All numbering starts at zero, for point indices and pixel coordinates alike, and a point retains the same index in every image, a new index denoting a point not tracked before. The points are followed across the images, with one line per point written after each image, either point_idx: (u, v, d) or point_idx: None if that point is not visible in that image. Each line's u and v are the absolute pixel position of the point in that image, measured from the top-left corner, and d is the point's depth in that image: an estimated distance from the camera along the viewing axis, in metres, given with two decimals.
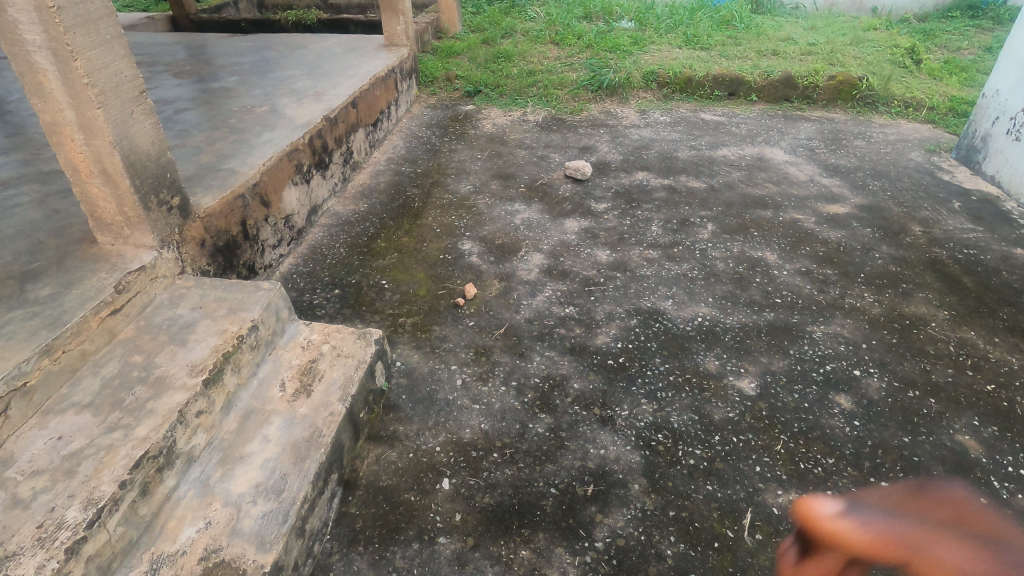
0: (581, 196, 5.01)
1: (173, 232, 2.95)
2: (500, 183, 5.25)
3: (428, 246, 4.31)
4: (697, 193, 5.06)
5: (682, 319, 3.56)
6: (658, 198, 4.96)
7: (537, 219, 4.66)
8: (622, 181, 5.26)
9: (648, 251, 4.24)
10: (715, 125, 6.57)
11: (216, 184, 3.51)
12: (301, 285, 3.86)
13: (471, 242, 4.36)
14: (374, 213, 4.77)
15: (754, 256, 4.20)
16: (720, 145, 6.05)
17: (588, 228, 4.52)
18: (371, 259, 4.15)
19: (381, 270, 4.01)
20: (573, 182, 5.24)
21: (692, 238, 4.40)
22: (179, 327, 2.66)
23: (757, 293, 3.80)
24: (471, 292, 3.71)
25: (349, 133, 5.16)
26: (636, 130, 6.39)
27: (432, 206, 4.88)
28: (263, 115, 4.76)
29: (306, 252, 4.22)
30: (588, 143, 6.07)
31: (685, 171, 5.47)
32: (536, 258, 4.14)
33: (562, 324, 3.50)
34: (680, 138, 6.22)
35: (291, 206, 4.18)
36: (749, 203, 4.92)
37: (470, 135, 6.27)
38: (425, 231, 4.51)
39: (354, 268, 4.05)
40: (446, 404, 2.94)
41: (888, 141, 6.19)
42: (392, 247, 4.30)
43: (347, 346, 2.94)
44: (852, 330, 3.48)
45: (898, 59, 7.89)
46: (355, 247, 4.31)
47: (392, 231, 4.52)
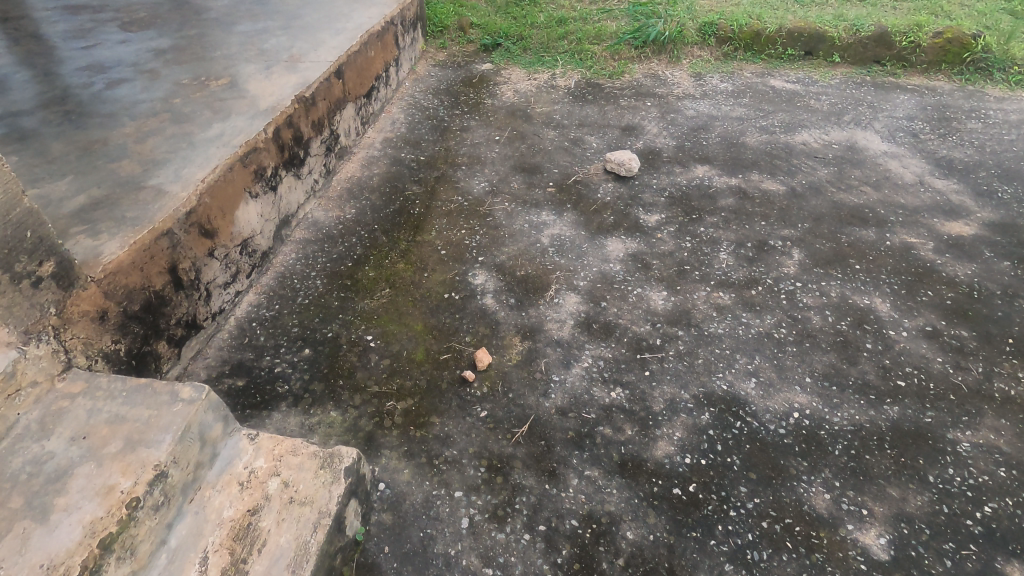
0: (626, 202, 3.93)
1: (46, 314, 2.00)
2: (523, 179, 4.16)
3: (430, 278, 3.33)
4: (775, 201, 3.95)
5: (771, 413, 2.60)
6: (726, 208, 3.87)
7: (570, 237, 3.62)
8: (678, 178, 4.15)
9: (717, 292, 3.22)
10: (789, 96, 5.30)
11: (131, 216, 2.51)
12: (261, 339, 2.94)
13: (485, 272, 3.36)
14: (363, 223, 3.76)
15: (860, 304, 3.16)
16: (799, 126, 4.84)
17: (637, 254, 3.49)
18: (355, 297, 3.19)
19: (367, 318, 3.07)
20: (615, 180, 4.14)
21: (774, 274, 3.36)
22: (43, 479, 1.76)
23: (870, 371, 2.80)
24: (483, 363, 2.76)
25: (333, 113, 4.07)
26: (691, 103, 5.17)
27: (437, 213, 3.85)
28: (220, 91, 3.65)
29: (273, 284, 3.26)
30: (631, 120, 4.89)
31: (757, 165, 4.31)
32: (570, 302, 3.16)
33: (607, 419, 2.57)
34: (747, 114, 4.99)
35: (252, 225, 3.19)
36: (844, 217, 3.82)
37: (485, 107, 5.10)
38: (427, 253, 3.52)
39: (334, 312, 3.10)
40: (446, 566, 2.08)
41: (1012, 123, 4.91)
42: (384, 278, 3.33)
43: (305, 483, 2.05)
44: (1012, 441, 2.50)
45: (1017, 6, 6.37)
46: (335, 277, 3.33)
47: (384, 251, 3.53)
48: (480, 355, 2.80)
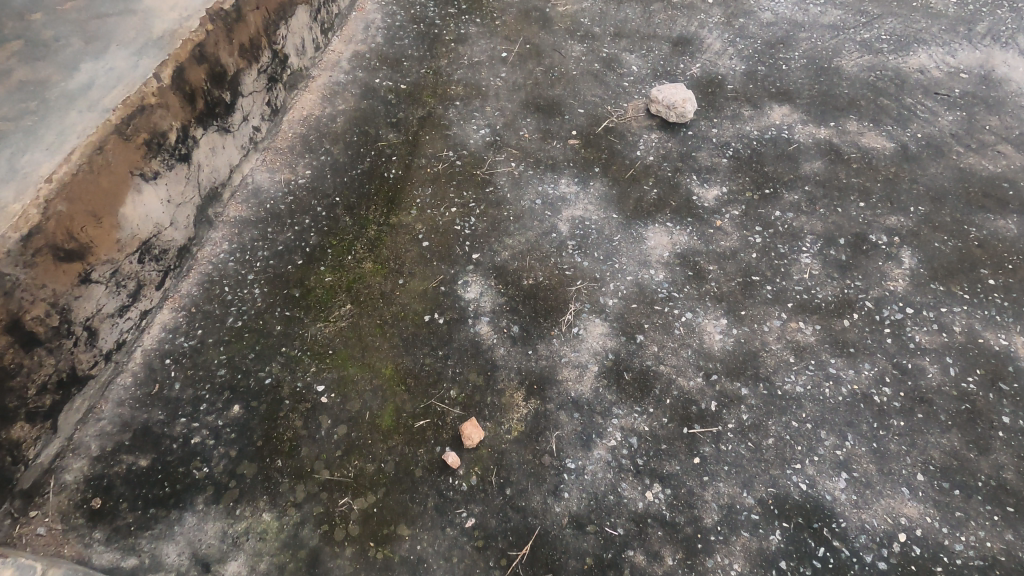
0: (675, 166, 2.90)
1: None
2: (536, 124, 3.08)
3: (406, 289, 2.47)
4: (880, 168, 2.89)
5: (868, 534, 1.88)
6: (811, 179, 2.84)
7: (597, 223, 2.67)
8: (747, 127, 3.05)
9: (796, 322, 2.36)
10: None
11: None
12: (176, 387, 2.18)
13: (480, 280, 2.49)
14: (320, 191, 2.80)
15: (995, 348, 2.29)
16: (915, 39, 3.55)
17: (689, 254, 2.56)
18: (304, 320, 2.38)
19: (320, 356, 2.28)
20: (661, 128, 3.06)
21: (875, 292, 2.45)
22: None
23: (1007, 464, 2.02)
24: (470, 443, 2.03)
25: (274, 26, 2.91)
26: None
27: (420, 177, 2.87)
28: None
29: (197, 294, 2.43)
30: (686, 28, 3.61)
31: (856, 106, 3.16)
32: (594, 334, 2.32)
33: (640, 537, 1.88)
34: (843, 20, 3.68)
35: (154, 219, 2.28)
36: (975, 196, 2.78)
37: (489, 2, 3.80)
38: (405, 245, 2.62)
39: (276, 345, 2.31)
40: None
41: None
42: (345, 287, 2.48)
43: None
44: None
45: None
46: (279, 284, 2.48)
47: (348, 241, 2.63)
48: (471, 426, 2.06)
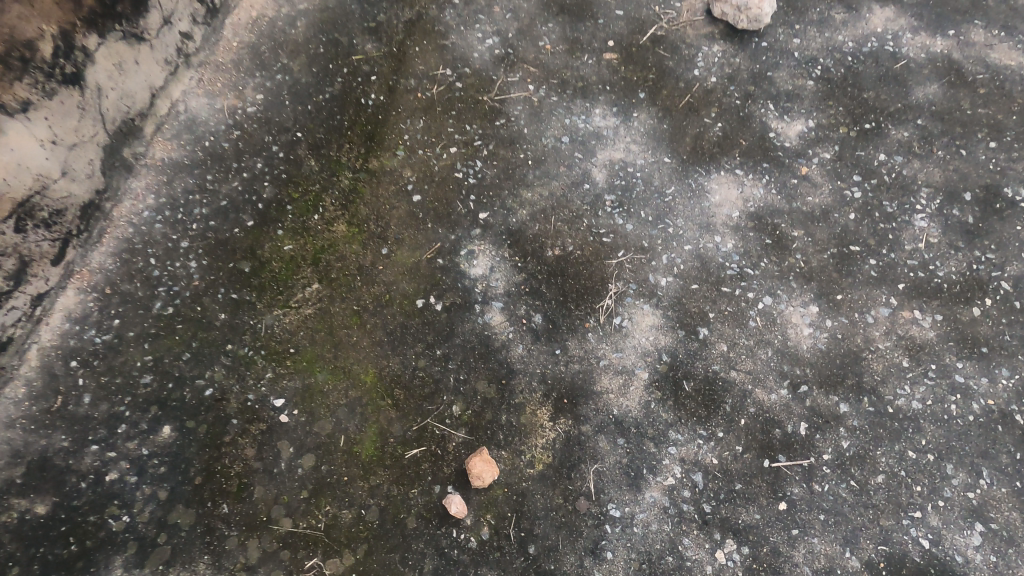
0: (745, 90, 2.17)
1: None
2: (559, 31, 2.31)
3: (392, 262, 1.87)
4: (1016, 95, 2.18)
5: None
6: (926, 109, 2.13)
7: (643, 171, 2.01)
8: (840, 35, 2.28)
9: (911, 311, 1.77)
10: None
11: None
12: (85, 402, 1.63)
13: (490, 251, 1.88)
14: (276, 124, 2.10)
15: None
16: None
17: (766, 214, 1.93)
18: (256, 305, 1.79)
19: (279, 357, 1.72)
20: (726, 36, 2.28)
21: (1013, 270, 1.85)
22: None
23: None
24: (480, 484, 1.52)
25: None
26: None
27: (408, 105, 2.16)
28: None
29: (112, 269, 1.82)
30: None
31: (986, 6, 2.35)
32: (642, 328, 1.75)
33: None
34: None
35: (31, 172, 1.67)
36: None
37: None
38: (389, 200, 1.98)
39: (220, 341, 1.73)
40: None
41: None
42: (310, 259, 1.87)
43: None
44: None
45: None
46: (223, 255, 1.87)
47: (313, 193, 1.99)
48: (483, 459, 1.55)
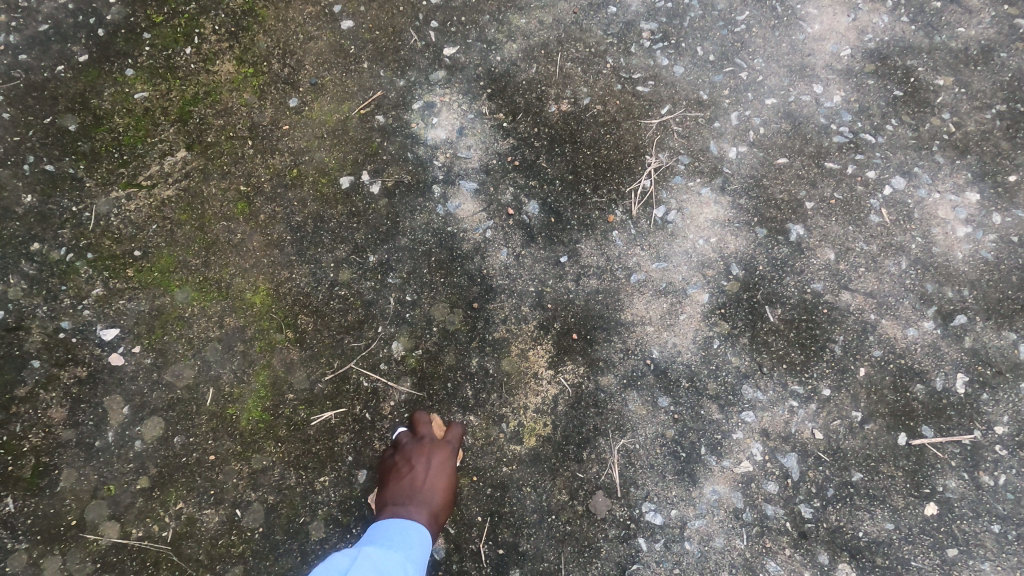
0: None
1: None
2: None
3: (303, 120, 1.19)
4: None
5: None
6: None
7: None
8: None
9: None
10: None
11: None
12: None
13: (459, 104, 1.20)
14: None
15: None
16: None
17: (894, 51, 1.22)
18: (83, 182, 1.12)
19: (115, 264, 1.07)
20: None
21: None
22: None
23: None
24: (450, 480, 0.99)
25: None
26: None
27: None
28: None
29: None
30: None
31: None
32: (698, 224, 1.09)
33: None
34: None
35: None
36: None
37: None
38: (302, 25, 1.26)
39: (20, 238, 1.08)
40: None
41: None
42: (175, 113, 1.19)
43: None
44: None
45: None
46: (33, 107, 1.18)
47: (186, 16, 1.26)
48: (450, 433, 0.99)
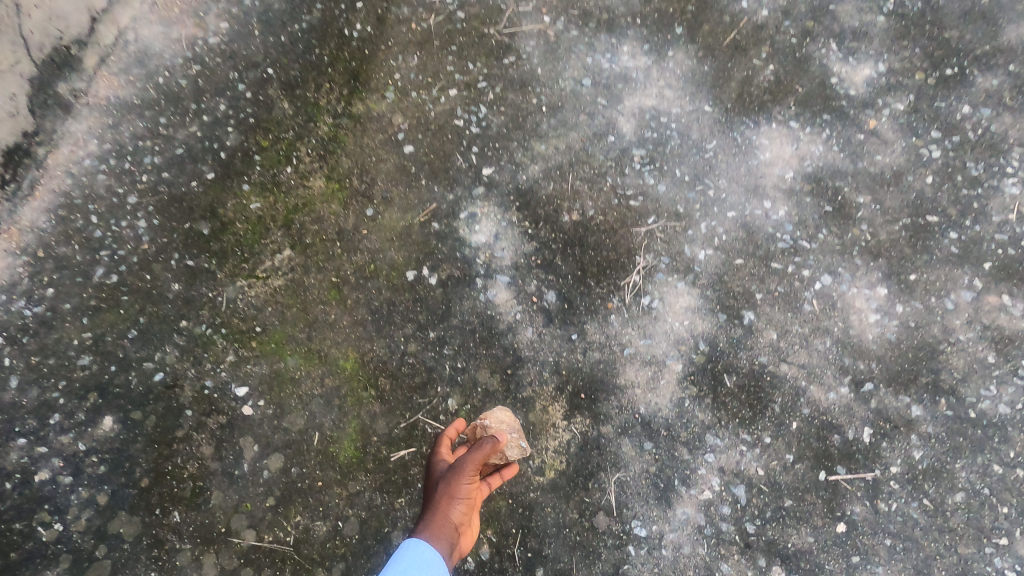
0: (803, 25, 1.83)
1: None
2: None
3: (378, 225, 1.57)
4: None
5: None
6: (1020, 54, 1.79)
7: (678, 122, 1.69)
8: None
9: (999, 296, 1.48)
10: None
11: None
12: (9, 384, 1.38)
13: (496, 214, 1.58)
14: (243, 58, 1.77)
15: None
16: None
17: (826, 175, 1.61)
18: (215, 273, 1.51)
19: (242, 338, 1.44)
20: None
21: None
22: None
23: None
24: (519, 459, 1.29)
25: None
26: None
27: (399, 37, 1.82)
28: None
29: (46, 229, 1.53)
30: None
31: None
32: (675, 310, 1.47)
33: None
34: None
35: None
36: None
37: None
38: (376, 151, 1.66)
39: (172, 317, 1.46)
40: None
41: None
42: (281, 220, 1.57)
43: None
44: None
45: None
46: (175, 215, 1.57)
47: (286, 142, 1.67)
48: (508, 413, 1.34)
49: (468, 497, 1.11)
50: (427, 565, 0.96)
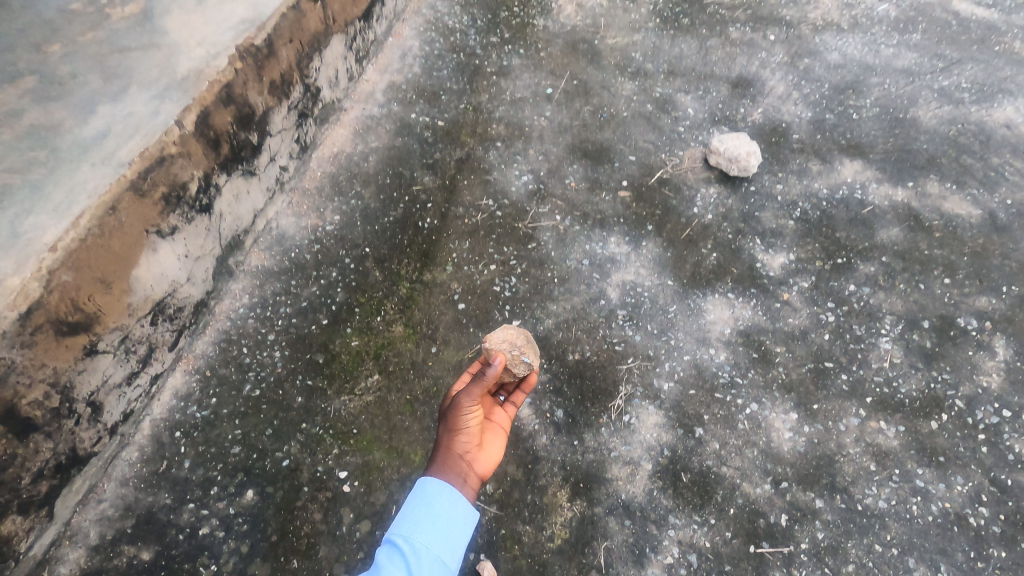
0: (736, 225, 2.63)
1: None
2: (583, 172, 2.83)
3: (439, 359, 2.26)
4: (967, 239, 2.59)
5: None
6: (890, 248, 2.55)
7: (649, 291, 2.42)
8: (814, 187, 2.76)
9: (877, 421, 2.10)
10: (984, 31, 3.53)
11: None
12: (183, 465, 1.99)
13: None
14: (350, 240, 2.57)
15: None
16: (1000, 88, 3.20)
17: (753, 332, 2.31)
18: (326, 389, 2.17)
19: (344, 436, 2.07)
20: (720, 182, 2.78)
21: (967, 389, 2.17)
22: None
23: None
24: (529, 375, 1.87)
25: (307, 60, 2.66)
26: (835, 38, 3.47)
27: (456, 228, 2.64)
28: (123, 31, 2.26)
29: (213, 355, 2.22)
30: (746, 68, 3.30)
31: (938, 166, 2.85)
32: (647, 424, 2.09)
33: None
34: (920, 63, 3.33)
35: (171, 277, 2.08)
36: None
37: (535, 31, 3.46)
38: (439, 307, 2.40)
39: (296, 420, 2.10)
40: None
41: None
42: (372, 353, 2.27)
43: None
44: None
45: None
46: (300, 347, 2.27)
47: (377, 298, 2.41)
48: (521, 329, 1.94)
49: (468, 424, 1.62)
50: (434, 488, 1.41)
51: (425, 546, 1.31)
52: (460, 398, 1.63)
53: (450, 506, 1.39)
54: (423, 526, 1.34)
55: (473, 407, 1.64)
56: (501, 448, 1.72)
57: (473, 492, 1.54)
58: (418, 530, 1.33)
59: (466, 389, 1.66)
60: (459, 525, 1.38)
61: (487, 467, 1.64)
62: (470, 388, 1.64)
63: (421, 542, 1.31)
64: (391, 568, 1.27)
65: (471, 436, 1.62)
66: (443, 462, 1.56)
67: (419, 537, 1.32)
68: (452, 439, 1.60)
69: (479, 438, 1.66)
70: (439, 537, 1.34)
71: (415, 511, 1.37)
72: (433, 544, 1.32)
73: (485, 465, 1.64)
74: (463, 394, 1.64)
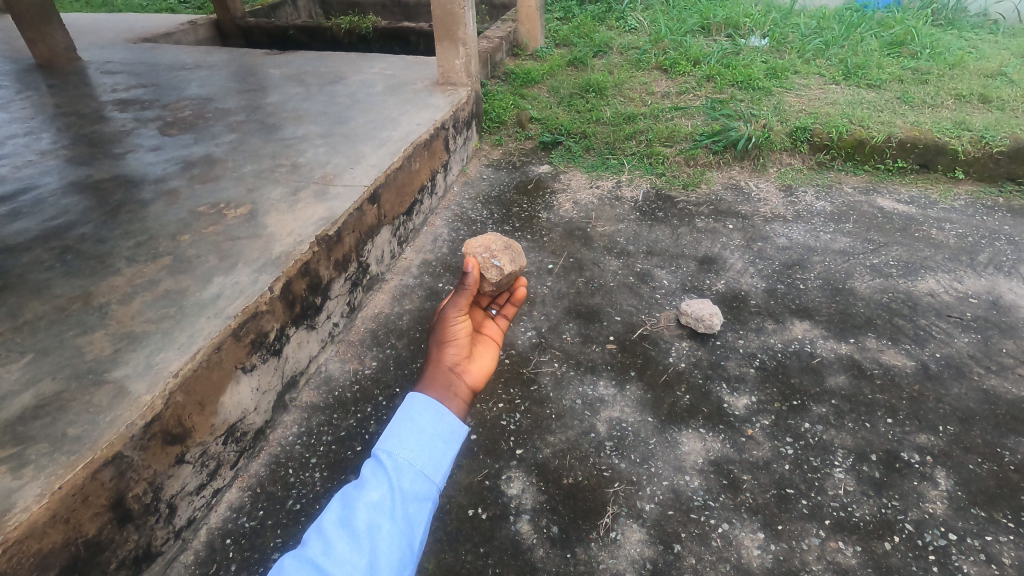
0: (705, 372, 3.15)
1: None
2: (577, 329, 3.44)
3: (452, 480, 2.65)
4: (905, 386, 3.04)
5: None
6: (839, 393, 3.01)
7: (633, 426, 2.86)
8: (771, 343, 3.32)
9: (836, 541, 2.38)
10: (905, 222, 4.35)
11: (72, 434, 1.97)
12: (230, 568, 2.31)
13: (523, 476, 2.64)
14: (384, 382, 3.12)
15: None
16: (921, 265, 3.90)
17: (722, 461, 2.69)
18: None
19: None
20: (691, 338, 3.36)
21: (915, 514, 2.47)
22: None
23: None
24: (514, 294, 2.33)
25: (363, 244, 3.48)
26: (782, 227, 4.30)
27: None
28: (235, 226, 3.10)
29: (264, 475, 2.66)
30: (710, 249, 4.08)
31: (874, 326, 3.42)
32: (632, 539, 2.40)
33: None
34: (853, 246, 4.08)
35: (243, 406, 2.62)
36: (1004, 419, 2.88)
37: (539, 222, 4.36)
38: None
39: None
40: None
41: None
42: None
43: None
44: None
45: None
46: (336, 468, 2.69)
47: None
48: (498, 244, 2.55)
49: (458, 331, 1.98)
50: (419, 410, 1.67)
51: (407, 462, 1.57)
52: (449, 311, 1.99)
53: (432, 423, 1.65)
54: (407, 444, 1.60)
55: (459, 317, 1.99)
56: (491, 358, 2.05)
57: (465, 393, 1.84)
58: (401, 447, 1.60)
59: (452, 302, 2.03)
60: (441, 444, 1.64)
61: (480, 370, 1.97)
62: (457, 300, 2.01)
63: (404, 458, 1.58)
64: (376, 480, 1.54)
65: (460, 345, 1.96)
66: (437, 367, 1.89)
67: (402, 453, 1.58)
68: (445, 348, 1.94)
69: (470, 347, 2.01)
70: (421, 451, 1.60)
71: (401, 427, 1.63)
72: (415, 460, 1.58)
73: (479, 367, 1.99)
74: (450, 307, 2.01)
